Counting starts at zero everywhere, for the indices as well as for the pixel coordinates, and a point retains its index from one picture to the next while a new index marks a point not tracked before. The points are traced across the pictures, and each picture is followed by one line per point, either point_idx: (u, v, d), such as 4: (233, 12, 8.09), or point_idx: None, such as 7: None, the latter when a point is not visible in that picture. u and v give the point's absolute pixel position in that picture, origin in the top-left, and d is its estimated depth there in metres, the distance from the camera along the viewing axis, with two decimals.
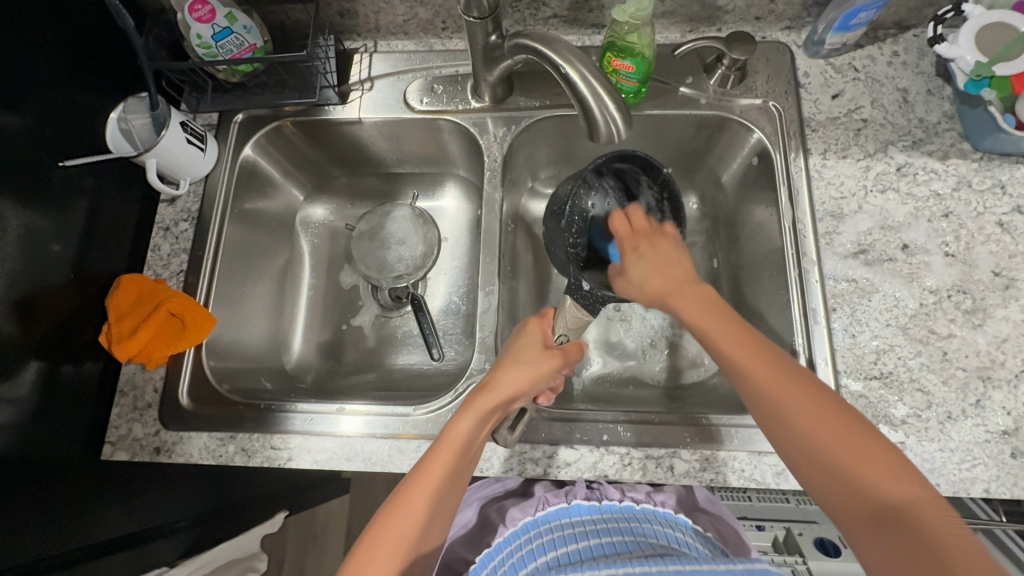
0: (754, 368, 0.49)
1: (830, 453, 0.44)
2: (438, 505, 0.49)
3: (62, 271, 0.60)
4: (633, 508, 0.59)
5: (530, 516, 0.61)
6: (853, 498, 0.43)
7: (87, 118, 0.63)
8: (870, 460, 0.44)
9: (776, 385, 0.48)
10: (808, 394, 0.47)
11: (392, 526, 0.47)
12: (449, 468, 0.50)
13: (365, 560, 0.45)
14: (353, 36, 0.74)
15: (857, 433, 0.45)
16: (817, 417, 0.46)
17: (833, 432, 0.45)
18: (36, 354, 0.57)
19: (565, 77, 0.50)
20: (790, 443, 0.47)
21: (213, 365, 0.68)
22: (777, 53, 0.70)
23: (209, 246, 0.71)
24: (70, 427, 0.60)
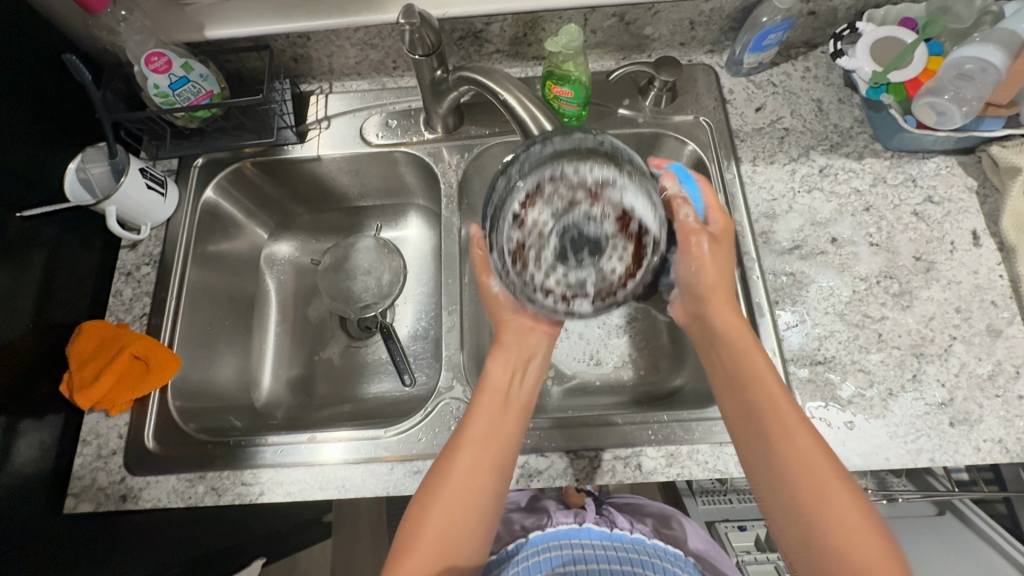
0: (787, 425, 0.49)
1: (825, 535, 0.45)
2: (479, 479, 0.51)
3: (19, 321, 0.60)
4: (642, 540, 0.64)
5: (540, 531, 0.64)
6: (829, 559, 0.45)
7: (43, 170, 0.64)
8: (846, 533, 0.45)
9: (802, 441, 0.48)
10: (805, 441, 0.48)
11: (421, 541, 0.49)
12: (489, 416, 0.54)
13: (416, 518, 0.50)
14: (309, 79, 0.78)
15: (850, 493, 0.46)
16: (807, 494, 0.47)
17: (851, 519, 0.45)
18: None
19: (505, 104, 0.54)
20: (791, 522, 0.48)
21: (180, 406, 0.67)
22: (704, 74, 0.76)
23: (172, 287, 0.71)
24: (29, 481, 0.58)
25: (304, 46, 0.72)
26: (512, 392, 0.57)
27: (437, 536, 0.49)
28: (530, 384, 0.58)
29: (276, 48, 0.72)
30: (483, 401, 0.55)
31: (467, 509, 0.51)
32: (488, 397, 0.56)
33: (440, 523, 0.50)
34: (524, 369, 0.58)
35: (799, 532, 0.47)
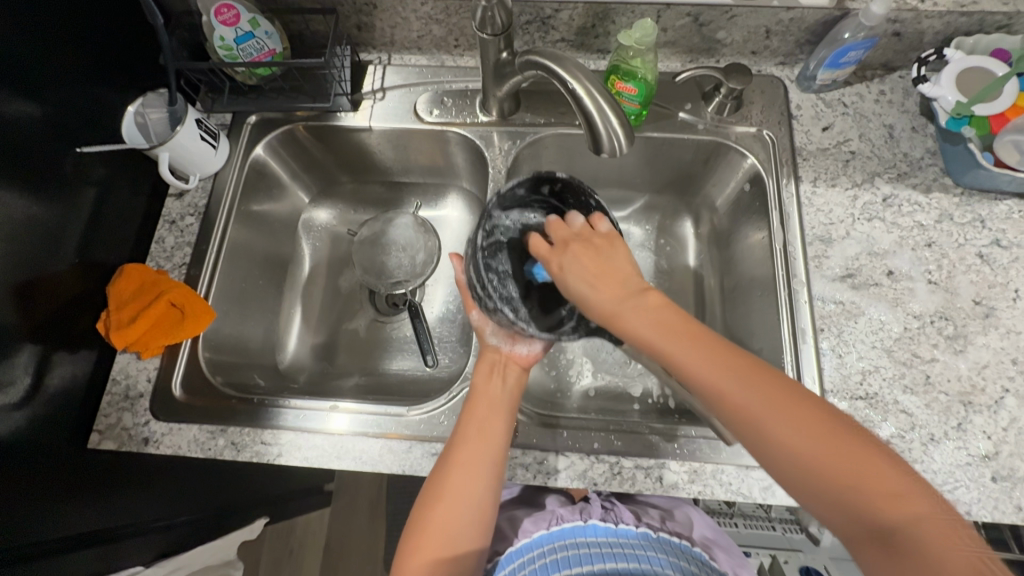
0: (751, 396, 0.41)
1: (807, 461, 0.39)
2: (473, 485, 0.52)
3: (64, 256, 0.61)
4: (649, 533, 0.62)
5: (545, 530, 0.63)
6: (829, 496, 0.39)
7: (96, 107, 0.64)
8: (834, 455, 0.39)
9: (728, 377, 0.42)
10: (783, 406, 0.40)
11: (424, 548, 0.51)
12: (475, 420, 0.55)
13: (417, 529, 0.52)
14: (369, 48, 0.77)
15: (809, 412, 0.40)
16: (776, 416, 0.40)
17: (820, 440, 0.39)
18: (31, 336, 0.57)
19: (572, 93, 0.53)
20: (779, 459, 0.40)
21: (210, 358, 0.68)
22: (772, 86, 0.73)
23: (213, 240, 0.71)
24: (56, 413, 0.59)
25: (370, 14, 0.71)
26: (496, 395, 0.57)
27: (440, 543, 0.51)
28: (516, 386, 0.59)
29: (342, 14, 0.71)
30: (468, 415, 0.56)
31: (464, 515, 0.52)
32: (475, 402, 0.57)
33: (444, 531, 0.51)
34: (504, 379, 0.59)
35: (797, 476, 0.40)
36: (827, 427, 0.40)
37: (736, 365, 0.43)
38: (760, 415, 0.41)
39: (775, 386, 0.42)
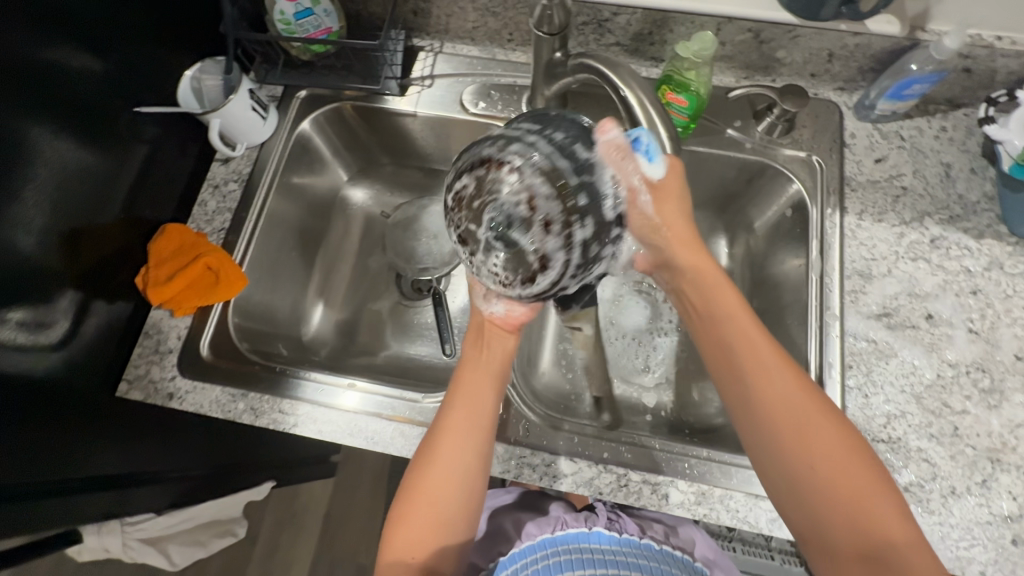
0: (795, 406, 0.48)
1: (825, 476, 0.46)
2: (462, 462, 0.51)
3: (111, 208, 0.64)
4: (653, 545, 0.62)
5: (549, 534, 0.63)
6: (831, 513, 0.45)
7: (156, 68, 0.66)
8: (852, 483, 0.45)
9: (778, 386, 0.48)
10: (818, 422, 0.47)
11: (412, 525, 0.50)
12: (467, 395, 0.53)
13: (406, 500, 0.51)
14: (421, 34, 0.77)
15: (837, 438, 0.46)
16: (804, 436, 0.47)
17: (840, 460, 0.46)
18: (73, 282, 0.60)
19: (624, 101, 0.51)
20: (796, 470, 0.47)
21: (238, 323, 0.69)
22: (827, 112, 0.71)
23: (252, 208, 0.72)
24: (89, 358, 0.62)
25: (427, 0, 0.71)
26: (487, 369, 0.55)
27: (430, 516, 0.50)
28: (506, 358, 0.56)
29: None
30: (458, 389, 0.54)
31: (453, 492, 0.50)
32: (466, 375, 0.54)
33: (435, 505, 0.50)
34: (493, 350, 0.55)
35: (797, 486, 0.47)
36: (850, 455, 0.46)
37: (797, 378, 0.49)
38: (798, 436, 0.47)
39: (819, 406, 0.48)
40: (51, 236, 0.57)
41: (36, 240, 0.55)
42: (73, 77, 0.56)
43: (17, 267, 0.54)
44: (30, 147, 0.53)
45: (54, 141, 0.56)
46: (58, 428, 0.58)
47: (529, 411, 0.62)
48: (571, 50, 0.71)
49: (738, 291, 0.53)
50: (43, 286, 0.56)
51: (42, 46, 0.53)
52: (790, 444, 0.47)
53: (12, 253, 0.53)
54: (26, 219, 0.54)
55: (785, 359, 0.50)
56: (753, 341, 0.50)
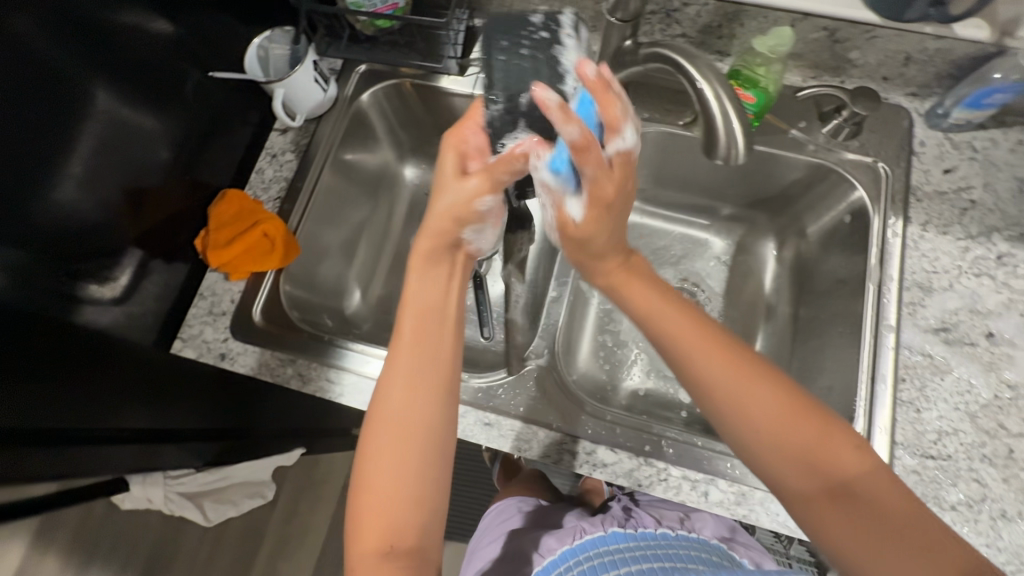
0: (727, 374, 0.45)
1: (786, 434, 0.43)
2: (439, 406, 0.45)
3: (173, 169, 0.65)
4: (667, 534, 0.64)
5: (568, 545, 0.62)
6: (791, 464, 0.43)
7: (220, 31, 0.67)
8: (821, 436, 0.43)
9: (717, 366, 0.45)
10: (752, 385, 0.44)
11: (378, 496, 0.43)
12: (417, 331, 0.47)
13: (372, 458, 0.44)
14: (484, 15, 0.77)
15: (777, 394, 0.44)
16: (755, 398, 0.44)
17: (787, 414, 0.43)
18: (135, 238, 0.62)
19: (699, 93, 0.50)
20: (746, 429, 0.44)
21: (288, 291, 0.71)
22: (897, 117, 0.69)
23: (308, 179, 0.73)
24: (145, 312, 0.64)
25: None
26: (444, 307, 0.48)
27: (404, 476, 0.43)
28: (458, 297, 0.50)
29: None
30: (405, 336, 0.46)
31: (416, 437, 0.44)
32: (410, 313, 0.47)
33: (410, 458, 0.43)
34: (440, 278, 0.49)
35: (760, 447, 0.44)
36: (798, 405, 0.44)
37: (722, 347, 0.46)
38: (737, 399, 0.44)
39: (757, 368, 0.45)
40: (116, 191, 0.58)
41: (91, 198, 0.56)
42: (140, 40, 0.57)
43: (70, 223, 0.54)
44: (91, 106, 0.54)
45: (115, 102, 0.56)
46: (106, 377, 0.61)
47: (573, 400, 0.62)
48: (642, 39, 0.69)
49: (663, 281, 0.52)
50: (106, 239, 0.58)
51: (112, 10, 0.54)
52: (732, 415, 0.45)
53: (67, 208, 0.54)
54: (82, 176, 0.55)
55: (711, 333, 0.47)
56: (677, 319, 0.48)
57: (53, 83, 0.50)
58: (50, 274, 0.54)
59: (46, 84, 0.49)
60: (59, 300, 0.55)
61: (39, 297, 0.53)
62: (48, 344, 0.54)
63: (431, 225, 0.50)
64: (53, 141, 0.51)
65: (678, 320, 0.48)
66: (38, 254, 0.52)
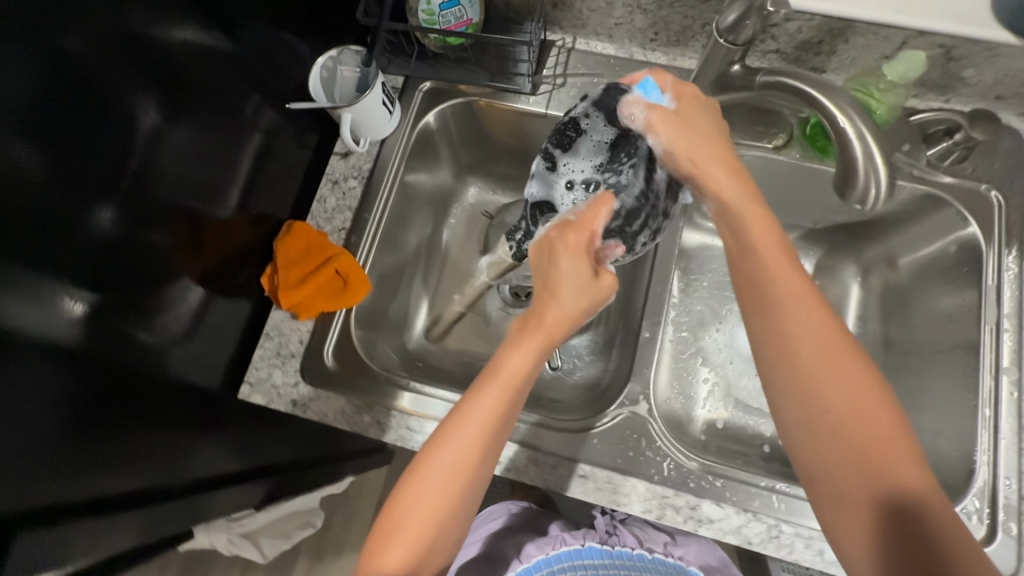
0: (812, 342, 0.44)
1: (849, 417, 0.42)
2: (477, 473, 0.46)
3: (234, 201, 0.61)
4: (643, 556, 0.72)
5: (545, 555, 0.70)
6: (849, 464, 0.42)
7: (276, 48, 0.62)
8: (879, 444, 0.41)
9: (817, 316, 0.45)
10: (840, 362, 0.43)
11: (406, 529, 0.44)
12: (501, 395, 0.45)
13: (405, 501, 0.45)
14: (555, 28, 0.72)
15: (863, 376, 0.43)
16: (829, 365, 0.43)
17: (859, 401, 0.42)
18: (199, 279, 0.57)
19: (838, 132, 0.46)
20: (802, 403, 0.44)
21: (359, 330, 0.67)
22: (1010, 140, 0.64)
23: (375, 208, 0.69)
24: (207, 356, 0.60)
25: None
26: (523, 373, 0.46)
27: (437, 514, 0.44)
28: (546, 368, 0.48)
29: None
30: (482, 385, 0.46)
31: (467, 489, 0.45)
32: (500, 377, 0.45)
33: (441, 507, 0.44)
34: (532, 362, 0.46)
35: (816, 437, 0.43)
36: (868, 405, 0.42)
37: (815, 303, 0.45)
38: (813, 375, 0.44)
39: (852, 358, 0.43)
40: (180, 231, 0.54)
41: (131, 228, 0.48)
42: (190, 56, 0.51)
43: (110, 258, 0.47)
44: (132, 121, 0.47)
45: (157, 118, 0.49)
46: (170, 428, 0.57)
47: (672, 450, 0.58)
48: (752, 65, 0.66)
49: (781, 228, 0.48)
50: (171, 282, 0.54)
51: (159, 21, 0.47)
52: (796, 388, 0.44)
53: (106, 241, 0.46)
54: (122, 203, 0.47)
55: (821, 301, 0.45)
56: (785, 275, 0.46)
57: (104, 104, 0.44)
58: (90, 315, 0.46)
59: (83, 95, 0.42)
60: (104, 347, 0.48)
61: (78, 340, 0.45)
62: (82, 392, 0.46)
63: (550, 316, 0.45)
64: (109, 174, 0.45)
65: (781, 273, 0.46)
66: (73, 288, 0.44)
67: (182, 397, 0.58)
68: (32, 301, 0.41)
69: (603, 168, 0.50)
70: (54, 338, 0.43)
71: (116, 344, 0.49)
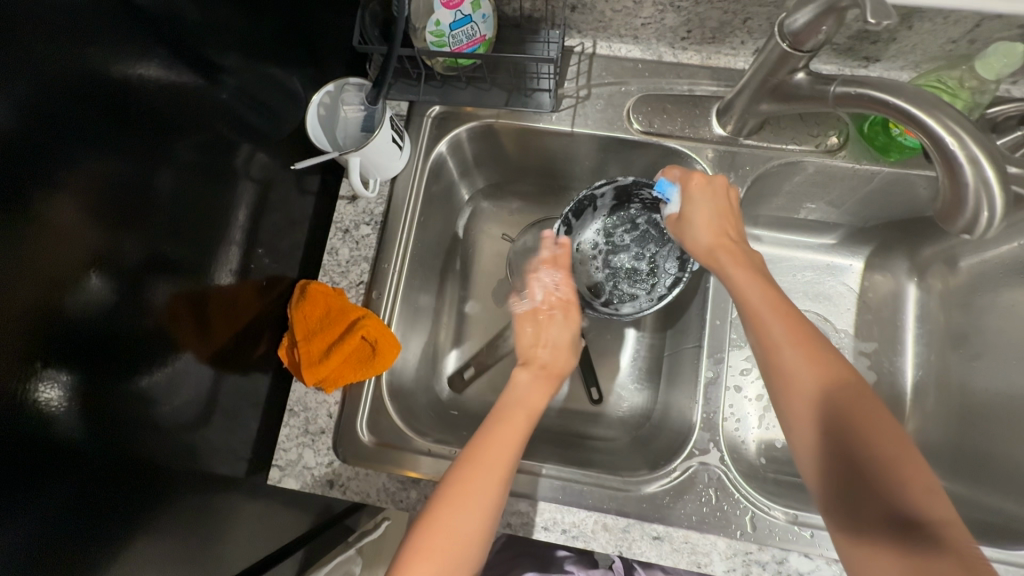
0: (803, 363, 0.45)
1: (841, 430, 0.43)
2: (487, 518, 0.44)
3: (237, 269, 0.54)
4: None
5: None
6: (849, 477, 0.42)
7: (264, 86, 0.54)
8: (876, 453, 0.41)
9: (792, 342, 0.46)
10: (834, 382, 0.44)
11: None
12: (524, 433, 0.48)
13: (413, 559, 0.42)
14: (572, 32, 0.65)
15: (851, 392, 0.44)
16: (818, 384, 0.44)
17: (851, 416, 0.43)
18: (210, 364, 0.51)
19: (943, 152, 0.40)
20: (800, 419, 0.45)
21: (392, 394, 0.61)
22: None
23: (394, 256, 0.62)
24: (228, 443, 0.54)
25: None
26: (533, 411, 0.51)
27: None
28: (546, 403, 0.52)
29: None
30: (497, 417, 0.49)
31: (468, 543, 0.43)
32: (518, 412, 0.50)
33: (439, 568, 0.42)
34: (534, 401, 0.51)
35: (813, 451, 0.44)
36: (862, 418, 0.43)
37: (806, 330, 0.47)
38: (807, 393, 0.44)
39: (841, 375, 0.44)
40: (184, 317, 0.47)
41: (115, 296, 0.40)
42: (173, 106, 0.44)
43: (105, 334, 0.39)
44: (105, 164, 0.38)
45: (151, 165, 0.42)
46: (198, 534, 0.51)
47: (751, 502, 0.54)
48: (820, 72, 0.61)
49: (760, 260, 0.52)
50: (178, 377, 0.47)
51: (124, 54, 0.39)
52: (783, 392, 0.46)
53: (92, 311, 0.38)
54: (103, 262, 0.39)
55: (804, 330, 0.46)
56: (772, 302, 0.48)
57: (94, 161, 0.37)
58: (75, 398, 0.37)
59: (42, 137, 0.34)
60: (97, 442, 0.39)
61: (67, 435, 0.37)
62: (66, 495, 0.37)
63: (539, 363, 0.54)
64: (107, 240, 0.39)
65: (761, 302, 0.48)
66: (61, 373, 0.36)
67: (206, 497, 0.51)
68: (8, 379, 0.33)
69: (606, 234, 0.66)
70: (49, 437, 0.36)
71: (112, 443, 0.41)
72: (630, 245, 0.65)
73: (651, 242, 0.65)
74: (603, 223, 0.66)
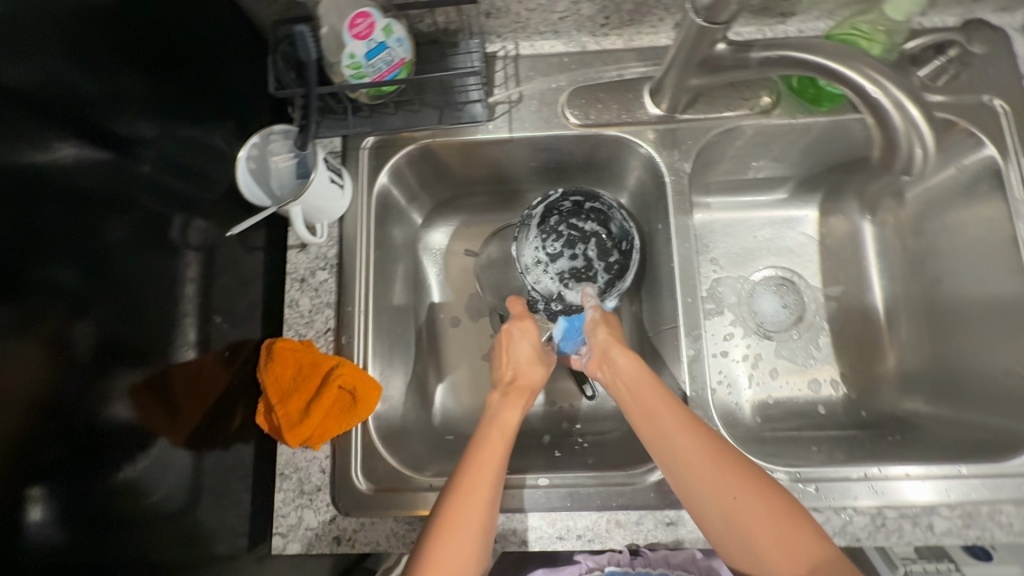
0: (692, 447, 0.46)
1: (739, 506, 0.44)
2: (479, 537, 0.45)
3: (196, 343, 0.51)
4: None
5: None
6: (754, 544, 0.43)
7: (187, 149, 0.52)
8: (775, 519, 0.43)
9: (683, 439, 0.47)
10: (724, 458, 0.46)
11: None
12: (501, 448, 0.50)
13: None
14: (492, 37, 0.64)
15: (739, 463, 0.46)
16: (710, 463, 0.46)
17: (746, 489, 0.44)
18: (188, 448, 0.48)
19: (868, 100, 0.40)
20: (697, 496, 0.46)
21: (382, 435, 0.60)
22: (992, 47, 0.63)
23: (358, 296, 0.61)
24: (224, 523, 0.52)
25: None
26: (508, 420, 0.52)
27: None
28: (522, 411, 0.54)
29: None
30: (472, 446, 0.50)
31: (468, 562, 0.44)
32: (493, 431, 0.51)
33: None
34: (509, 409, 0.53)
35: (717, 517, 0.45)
36: (753, 484, 0.45)
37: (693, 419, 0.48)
38: (700, 473, 0.45)
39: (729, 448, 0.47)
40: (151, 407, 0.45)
41: (84, 387, 0.38)
42: (103, 187, 0.42)
43: (79, 430, 0.38)
44: (38, 260, 0.36)
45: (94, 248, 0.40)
46: None
47: None
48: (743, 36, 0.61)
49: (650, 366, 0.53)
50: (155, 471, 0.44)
51: (18, 145, 0.35)
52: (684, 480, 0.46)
53: (55, 412, 0.36)
54: (61, 359, 0.37)
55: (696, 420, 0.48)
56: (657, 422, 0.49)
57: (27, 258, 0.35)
58: (53, 506, 0.36)
59: None
60: (83, 546, 0.38)
61: (52, 542, 0.36)
62: None
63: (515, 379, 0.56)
64: (59, 337, 0.37)
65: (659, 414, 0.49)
66: (37, 489, 0.35)
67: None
68: None
69: (542, 245, 0.62)
70: (29, 554, 0.34)
71: (102, 544, 0.39)
72: (563, 249, 0.62)
73: (579, 243, 0.62)
74: (535, 237, 0.62)
